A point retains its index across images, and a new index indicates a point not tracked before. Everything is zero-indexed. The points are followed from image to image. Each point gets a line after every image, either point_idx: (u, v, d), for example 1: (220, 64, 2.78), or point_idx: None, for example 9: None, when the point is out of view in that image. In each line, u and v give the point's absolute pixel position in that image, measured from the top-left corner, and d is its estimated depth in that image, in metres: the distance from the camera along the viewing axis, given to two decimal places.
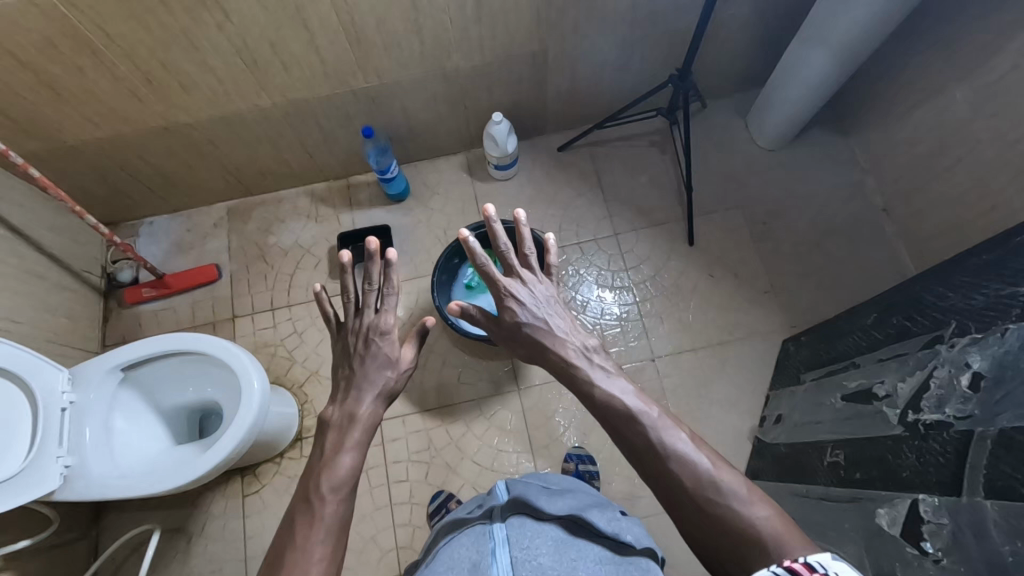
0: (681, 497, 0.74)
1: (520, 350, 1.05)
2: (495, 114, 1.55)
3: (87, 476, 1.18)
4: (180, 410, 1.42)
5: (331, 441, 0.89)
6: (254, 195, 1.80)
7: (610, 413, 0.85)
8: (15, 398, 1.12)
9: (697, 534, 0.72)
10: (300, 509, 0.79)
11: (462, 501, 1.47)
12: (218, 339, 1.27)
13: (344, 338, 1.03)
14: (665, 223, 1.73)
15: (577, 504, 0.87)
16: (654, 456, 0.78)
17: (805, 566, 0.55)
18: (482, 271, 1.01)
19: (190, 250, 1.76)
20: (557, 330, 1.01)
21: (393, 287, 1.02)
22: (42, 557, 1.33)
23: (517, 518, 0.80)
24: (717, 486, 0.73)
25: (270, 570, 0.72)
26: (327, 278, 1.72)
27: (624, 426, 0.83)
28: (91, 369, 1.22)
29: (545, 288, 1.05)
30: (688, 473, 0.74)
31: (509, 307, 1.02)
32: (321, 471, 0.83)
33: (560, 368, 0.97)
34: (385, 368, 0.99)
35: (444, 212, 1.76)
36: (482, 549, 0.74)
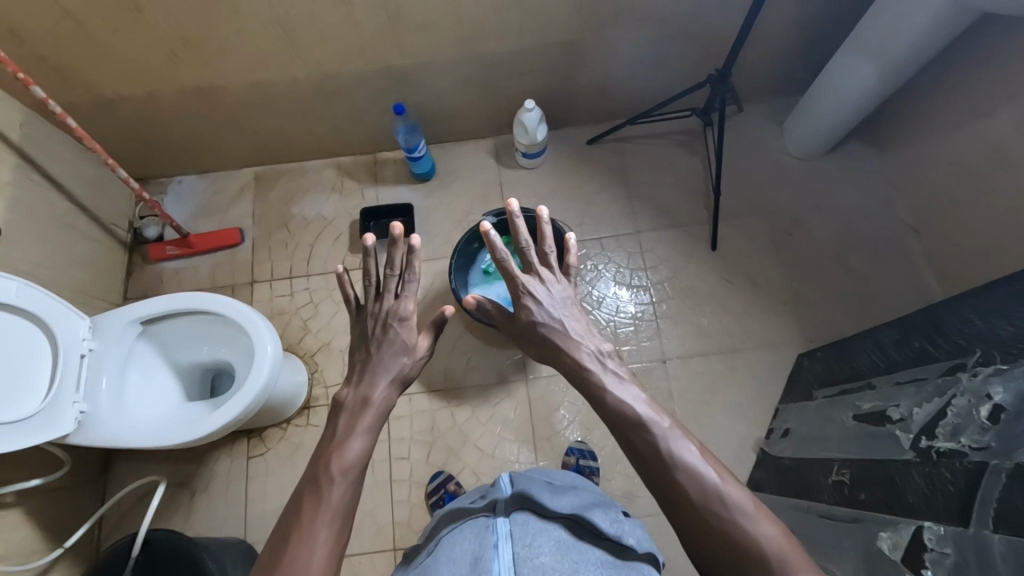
0: (687, 510, 0.73)
1: (533, 349, 1.04)
2: (527, 101, 1.53)
3: (100, 424, 1.21)
4: (194, 368, 1.44)
5: (344, 423, 0.89)
6: (281, 163, 1.81)
7: (619, 418, 0.85)
8: (38, 342, 1.16)
9: (698, 545, 0.72)
10: (310, 487, 0.80)
11: (462, 485, 1.49)
12: (236, 303, 1.29)
13: (362, 322, 1.03)
14: (688, 226, 1.71)
15: (579, 504, 0.87)
16: (662, 467, 0.77)
17: None
18: (501, 266, 1.00)
19: (215, 212, 1.78)
20: (572, 330, 1.00)
21: (414, 273, 1.01)
22: (52, 498, 1.37)
23: (520, 516, 0.80)
24: (722, 502, 0.72)
25: (277, 549, 0.73)
26: (346, 252, 1.73)
27: (632, 434, 0.82)
28: (111, 320, 1.25)
29: (563, 287, 1.04)
30: (695, 488, 0.74)
31: (525, 305, 1.01)
32: (331, 453, 0.83)
33: (572, 370, 0.96)
34: (401, 355, 0.99)
35: (467, 195, 1.75)
36: (484, 545, 0.74)
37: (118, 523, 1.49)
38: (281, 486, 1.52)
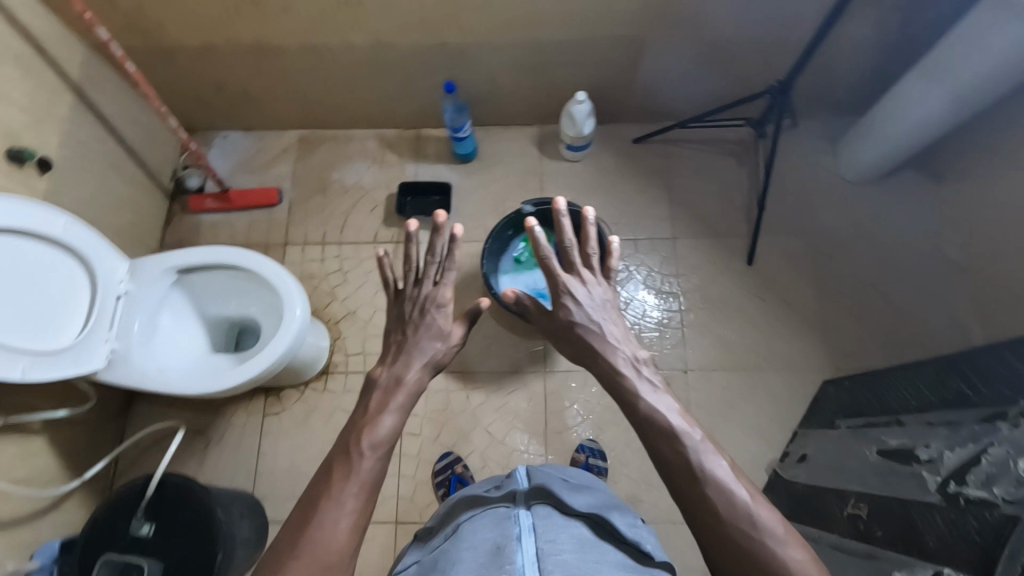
0: (712, 526, 0.73)
1: (568, 349, 1.04)
2: (578, 94, 1.52)
3: (129, 364, 1.23)
4: (221, 322, 1.47)
5: (375, 401, 0.89)
6: (325, 128, 1.82)
7: (650, 426, 0.84)
8: (77, 279, 1.18)
9: (720, 561, 0.72)
10: (339, 458, 0.80)
11: (468, 467, 1.51)
12: (270, 263, 1.30)
13: (401, 304, 1.04)
14: (726, 237, 1.67)
15: (599, 504, 0.87)
16: (691, 480, 0.76)
17: None
18: (541, 263, 1.01)
19: (256, 170, 1.79)
20: (608, 333, 0.99)
21: (454, 262, 1.02)
22: (75, 429, 1.41)
23: (541, 509, 0.81)
24: (753, 524, 0.71)
25: (302, 517, 0.74)
26: (380, 224, 1.73)
27: (661, 442, 0.81)
28: (148, 265, 1.27)
29: (602, 290, 1.03)
30: (724, 505, 0.73)
31: (562, 303, 1.01)
32: (366, 427, 0.84)
33: (606, 373, 0.96)
34: (436, 340, 0.99)
35: (506, 181, 1.74)
36: (507, 535, 0.75)
37: (133, 462, 1.54)
38: (293, 447, 1.54)
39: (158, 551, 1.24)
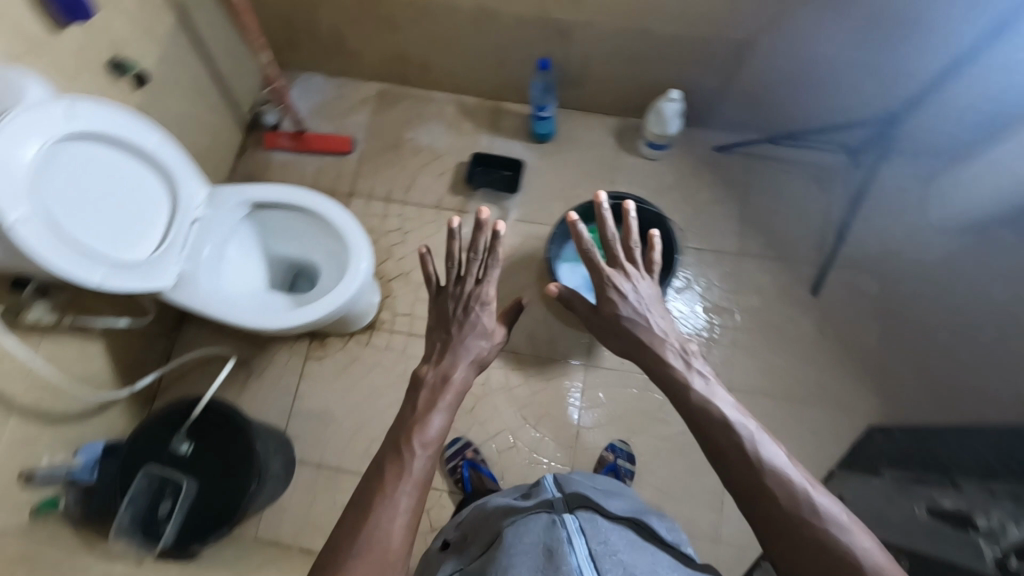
0: (771, 512, 0.71)
1: (615, 343, 1.02)
2: (672, 92, 1.48)
3: (195, 286, 1.24)
4: (280, 263, 1.49)
5: (423, 399, 0.88)
6: (407, 86, 1.81)
7: (703, 418, 0.83)
8: (157, 196, 1.19)
9: (782, 551, 0.69)
10: (390, 457, 0.80)
11: (478, 452, 1.50)
12: (343, 213, 1.32)
13: (444, 303, 1.04)
14: (793, 263, 1.63)
15: (634, 508, 0.89)
16: (747, 467, 0.75)
17: None
18: (587, 256, 1.01)
19: (333, 117, 1.79)
20: (658, 326, 0.98)
21: (497, 260, 1.03)
22: (128, 340, 1.45)
23: (585, 511, 0.81)
24: (816, 509, 0.69)
25: (356, 518, 0.73)
26: (447, 190, 1.73)
27: (717, 430, 0.80)
28: (226, 194, 1.29)
29: (647, 285, 1.03)
30: (784, 489, 0.72)
31: (608, 297, 1.00)
32: (417, 427, 0.83)
33: (657, 368, 0.94)
34: (481, 338, 0.99)
35: (579, 169, 1.71)
36: (557, 544, 0.74)
37: (176, 382, 1.58)
38: (329, 394, 1.57)
39: (194, 470, 1.27)
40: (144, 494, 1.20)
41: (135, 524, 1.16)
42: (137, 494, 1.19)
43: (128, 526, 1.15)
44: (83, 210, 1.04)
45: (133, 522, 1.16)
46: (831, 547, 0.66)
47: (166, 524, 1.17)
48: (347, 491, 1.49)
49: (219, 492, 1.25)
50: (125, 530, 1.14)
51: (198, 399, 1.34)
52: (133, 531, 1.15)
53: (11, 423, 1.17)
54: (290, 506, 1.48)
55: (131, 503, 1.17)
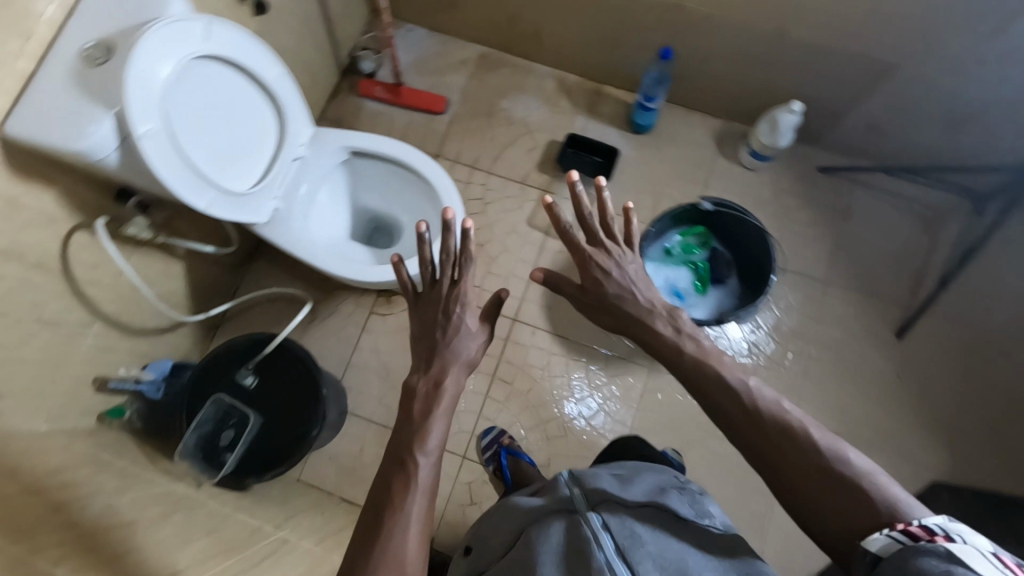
0: (793, 470, 0.69)
1: (607, 320, 1.02)
2: (795, 103, 1.41)
3: (286, 225, 1.24)
4: (363, 215, 1.48)
5: (421, 408, 0.84)
6: (510, 54, 1.76)
7: (697, 373, 0.86)
8: (268, 130, 1.18)
9: (793, 493, 0.68)
10: (392, 470, 0.77)
11: (515, 441, 1.46)
12: (442, 176, 1.30)
13: (425, 307, 1.00)
14: (882, 301, 1.55)
15: (654, 488, 0.85)
16: (759, 431, 0.75)
17: (924, 529, 0.56)
18: (568, 240, 1.01)
19: (431, 73, 1.75)
20: (647, 298, 0.99)
21: (471, 258, 0.98)
22: (206, 266, 1.46)
23: (607, 507, 0.80)
24: (838, 458, 0.68)
25: (365, 541, 0.71)
26: (534, 167, 1.69)
27: (724, 400, 0.80)
28: (330, 138, 1.28)
29: (631, 260, 1.02)
30: (795, 443, 0.71)
31: (592, 277, 1.01)
32: (420, 432, 0.80)
33: (658, 344, 0.95)
34: (469, 339, 0.95)
35: (673, 167, 1.65)
36: (585, 542, 0.75)
37: (242, 314, 1.60)
38: (389, 351, 1.57)
39: (259, 405, 1.28)
40: (211, 422, 1.22)
41: (200, 451, 1.19)
42: (202, 423, 1.20)
43: (190, 454, 1.18)
44: (204, 132, 1.03)
45: (197, 449, 1.19)
46: (852, 491, 0.64)
47: (225, 457, 1.19)
48: None
49: (281, 432, 1.26)
50: (187, 456, 1.18)
51: (269, 336, 1.34)
52: (194, 459, 1.18)
53: (92, 327, 1.19)
54: (336, 454, 1.49)
55: (197, 429, 1.20)
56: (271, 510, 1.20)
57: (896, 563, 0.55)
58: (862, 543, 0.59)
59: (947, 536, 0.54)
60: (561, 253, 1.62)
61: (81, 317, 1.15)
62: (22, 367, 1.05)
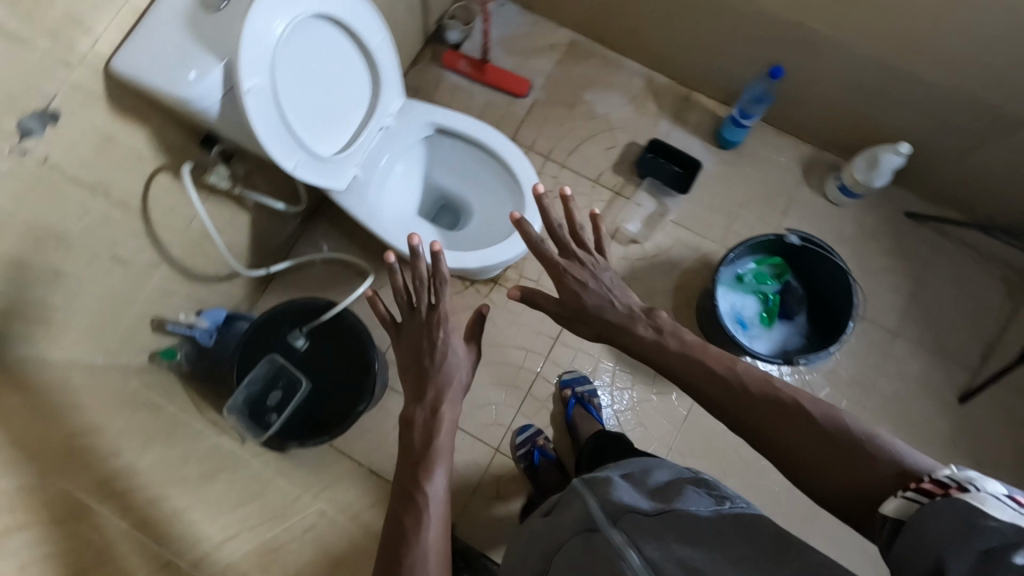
0: (790, 442, 0.70)
1: (588, 329, 0.92)
2: (904, 144, 1.34)
3: (362, 196, 1.21)
4: (434, 193, 1.44)
5: (422, 441, 0.80)
6: (601, 45, 1.69)
7: (692, 370, 0.83)
8: (362, 97, 1.14)
9: (806, 468, 0.68)
10: (401, 508, 0.74)
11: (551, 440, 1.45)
12: (526, 167, 1.25)
13: (408, 337, 0.92)
14: (952, 360, 1.49)
15: (674, 490, 0.67)
16: (752, 414, 0.75)
17: (938, 484, 0.52)
18: (538, 254, 0.92)
19: (517, 54, 1.69)
20: (627, 305, 0.91)
21: (444, 280, 0.90)
22: (269, 220, 1.44)
23: (630, 522, 0.63)
24: (840, 427, 0.68)
25: None
26: (610, 166, 1.63)
27: (712, 385, 0.80)
28: (419, 112, 1.24)
29: (603, 266, 0.93)
30: (791, 417, 0.72)
31: (565, 287, 0.92)
32: (424, 464, 0.77)
33: (654, 351, 0.87)
34: (458, 364, 0.89)
35: (754, 189, 1.59)
36: (606, 562, 0.59)
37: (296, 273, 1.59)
38: None
39: (310, 371, 1.28)
40: (262, 381, 1.22)
41: (248, 408, 1.20)
42: (253, 381, 1.21)
43: (239, 411, 1.19)
44: (304, 93, 1.00)
45: (246, 407, 1.19)
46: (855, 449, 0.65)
47: (272, 418, 1.20)
48: None
49: (328, 400, 1.26)
50: (236, 412, 1.19)
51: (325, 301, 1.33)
52: (241, 416, 1.19)
53: (159, 268, 1.18)
54: (371, 427, 1.48)
55: (247, 388, 1.20)
56: (308, 476, 1.20)
57: (914, 525, 0.51)
58: (884, 512, 0.56)
59: (963, 487, 0.49)
60: (624, 260, 1.57)
61: (151, 258, 1.14)
62: (90, 301, 1.05)
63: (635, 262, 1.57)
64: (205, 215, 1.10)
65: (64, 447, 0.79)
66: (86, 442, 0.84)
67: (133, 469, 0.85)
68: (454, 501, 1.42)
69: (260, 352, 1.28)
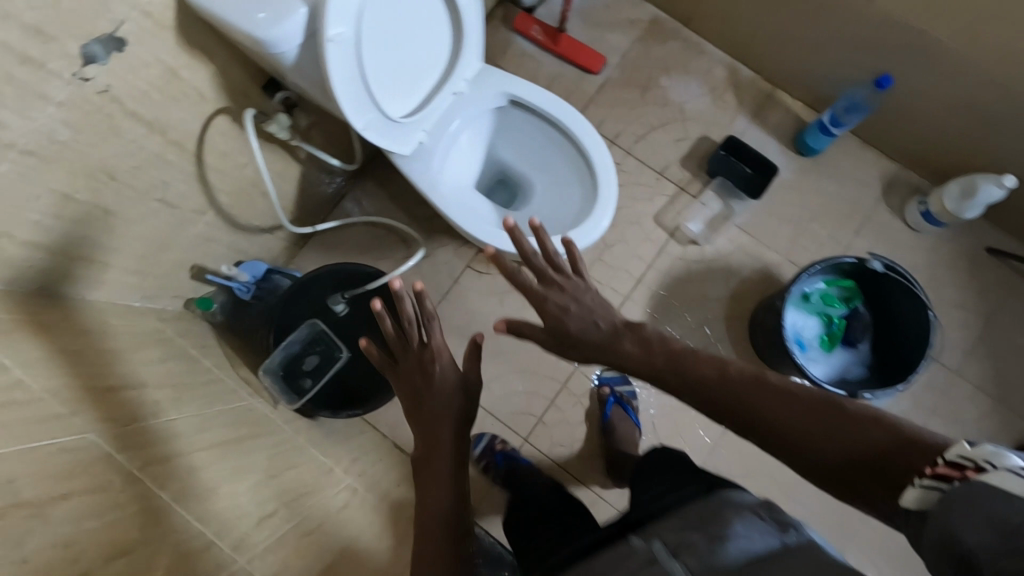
0: (791, 436, 0.64)
1: (578, 355, 0.80)
2: (1009, 178, 1.25)
3: (425, 164, 1.13)
4: (495, 167, 1.35)
5: (428, 463, 0.81)
6: (685, 27, 1.58)
7: (681, 371, 0.73)
8: (439, 58, 1.06)
9: (816, 463, 0.62)
10: (425, 548, 0.76)
11: (507, 444, 1.38)
12: (602, 153, 1.15)
13: (404, 374, 0.87)
14: (1012, 409, 1.41)
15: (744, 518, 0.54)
16: (752, 411, 0.67)
17: (951, 468, 0.49)
18: (517, 283, 0.80)
19: (594, 26, 1.58)
20: (611, 321, 0.80)
21: (434, 314, 0.86)
22: (317, 174, 1.37)
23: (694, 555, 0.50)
24: (828, 406, 0.63)
25: None
26: (677, 159, 1.54)
27: (708, 383, 0.71)
28: (495, 81, 1.14)
29: (580, 284, 0.82)
30: (794, 405, 0.65)
31: (545, 312, 0.80)
32: (432, 484, 0.79)
33: (650, 367, 0.76)
34: (458, 397, 0.84)
35: (828, 202, 1.50)
36: None
37: (337, 232, 1.52)
38: (475, 312, 1.49)
39: (351, 340, 1.25)
40: (302, 344, 1.17)
41: (283, 371, 1.14)
42: (291, 344, 1.16)
43: (274, 372, 1.14)
44: (385, 50, 0.93)
45: (283, 369, 1.14)
46: (873, 428, 0.60)
47: (308, 384, 1.15)
48: None
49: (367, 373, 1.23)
50: (271, 373, 1.13)
51: (370, 271, 1.29)
52: (276, 378, 1.13)
53: (206, 215, 1.12)
54: None
55: (285, 349, 1.15)
56: (337, 448, 1.16)
57: (937, 513, 0.47)
58: (906, 504, 0.52)
59: (983, 467, 0.46)
60: (680, 260, 1.50)
61: (199, 204, 1.08)
62: (134, 243, 1.00)
63: (691, 265, 1.49)
64: (264, 166, 1.03)
65: (105, 402, 0.75)
66: (127, 397, 0.79)
67: (172, 430, 0.80)
68: (476, 487, 1.38)
69: (302, 313, 1.23)
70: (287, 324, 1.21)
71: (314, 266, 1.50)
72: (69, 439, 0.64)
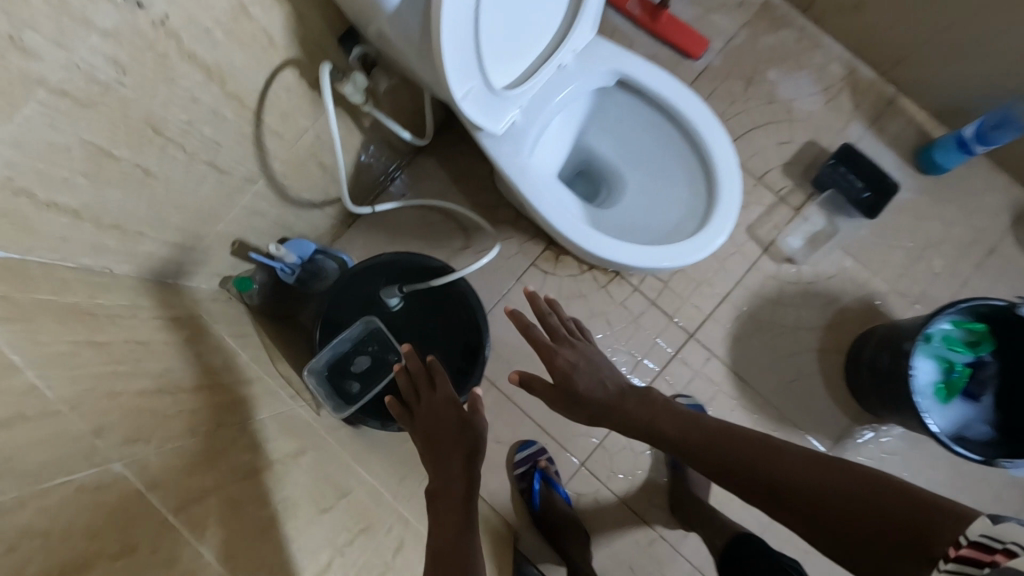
0: (801, 499, 0.64)
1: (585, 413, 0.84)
2: None
3: (516, 147, 0.95)
4: (581, 156, 1.18)
5: (440, 498, 0.70)
6: (802, 14, 1.39)
7: (695, 441, 0.76)
8: (550, 26, 0.89)
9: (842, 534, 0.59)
10: None
11: (553, 462, 1.28)
12: (727, 152, 0.97)
13: (421, 420, 0.78)
14: None
15: None
16: (751, 467, 0.70)
17: (974, 545, 0.48)
18: (530, 337, 0.85)
19: (699, 4, 1.39)
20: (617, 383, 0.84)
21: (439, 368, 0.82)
22: (377, 146, 1.20)
23: None
24: (829, 465, 0.65)
25: None
26: (779, 165, 1.36)
27: (710, 442, 0.75)
28: (606, 56, 0.97)
29: (590, 350, 0.88)
30: (793, 460, 0.68)
31: (553, 368, 0.85)
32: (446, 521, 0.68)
33: (662, 429, 0.79)
34: (473, 433, 0.75)
35: (947, 229, 1.32)
36: None
37: (390, 213, 1.36)
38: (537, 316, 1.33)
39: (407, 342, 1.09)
40: (354, 345, 1.03)
41: (332, 373, 1.00)
42: (340, 344, 1.01)
43: (322, 373, 1.00)
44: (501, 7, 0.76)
45: (332, 371, 1.00)
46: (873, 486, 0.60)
47: (357, 390, 1.00)
48: (507, 425, 1.30)
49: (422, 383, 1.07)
50: (318, 375, 0.99)
51: (438, 264, 1.10)
52: (321, 380, 0.99)
53: (256, 184, 0.96)
54: None
55: (336, 348, 1.01)
56: (382, 463, 1.02)
57: None
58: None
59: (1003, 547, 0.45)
60: (772, 279, 1.33)
61: (251, 170, 0.92)
62: (172, 211, 0.84)
63: (784, 286, 1.33)
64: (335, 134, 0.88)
65: (135, 415, 0.60)
66: (160, 406, 0.65)
67: (210, 450, 0.66)
68: (521, 513, 1.27)
69: (356, 309, 1.09)
70: (340, 320, 1.08)
71: (362, 248, 1.35)
72: (90, 473, 0.49)
